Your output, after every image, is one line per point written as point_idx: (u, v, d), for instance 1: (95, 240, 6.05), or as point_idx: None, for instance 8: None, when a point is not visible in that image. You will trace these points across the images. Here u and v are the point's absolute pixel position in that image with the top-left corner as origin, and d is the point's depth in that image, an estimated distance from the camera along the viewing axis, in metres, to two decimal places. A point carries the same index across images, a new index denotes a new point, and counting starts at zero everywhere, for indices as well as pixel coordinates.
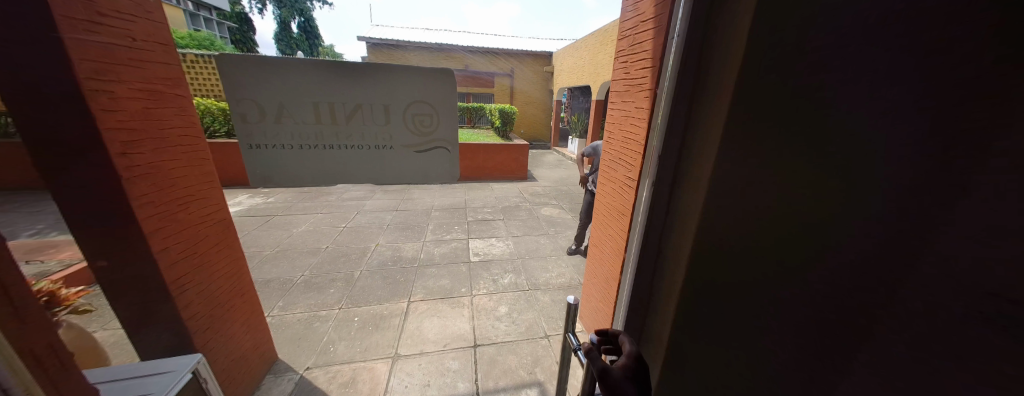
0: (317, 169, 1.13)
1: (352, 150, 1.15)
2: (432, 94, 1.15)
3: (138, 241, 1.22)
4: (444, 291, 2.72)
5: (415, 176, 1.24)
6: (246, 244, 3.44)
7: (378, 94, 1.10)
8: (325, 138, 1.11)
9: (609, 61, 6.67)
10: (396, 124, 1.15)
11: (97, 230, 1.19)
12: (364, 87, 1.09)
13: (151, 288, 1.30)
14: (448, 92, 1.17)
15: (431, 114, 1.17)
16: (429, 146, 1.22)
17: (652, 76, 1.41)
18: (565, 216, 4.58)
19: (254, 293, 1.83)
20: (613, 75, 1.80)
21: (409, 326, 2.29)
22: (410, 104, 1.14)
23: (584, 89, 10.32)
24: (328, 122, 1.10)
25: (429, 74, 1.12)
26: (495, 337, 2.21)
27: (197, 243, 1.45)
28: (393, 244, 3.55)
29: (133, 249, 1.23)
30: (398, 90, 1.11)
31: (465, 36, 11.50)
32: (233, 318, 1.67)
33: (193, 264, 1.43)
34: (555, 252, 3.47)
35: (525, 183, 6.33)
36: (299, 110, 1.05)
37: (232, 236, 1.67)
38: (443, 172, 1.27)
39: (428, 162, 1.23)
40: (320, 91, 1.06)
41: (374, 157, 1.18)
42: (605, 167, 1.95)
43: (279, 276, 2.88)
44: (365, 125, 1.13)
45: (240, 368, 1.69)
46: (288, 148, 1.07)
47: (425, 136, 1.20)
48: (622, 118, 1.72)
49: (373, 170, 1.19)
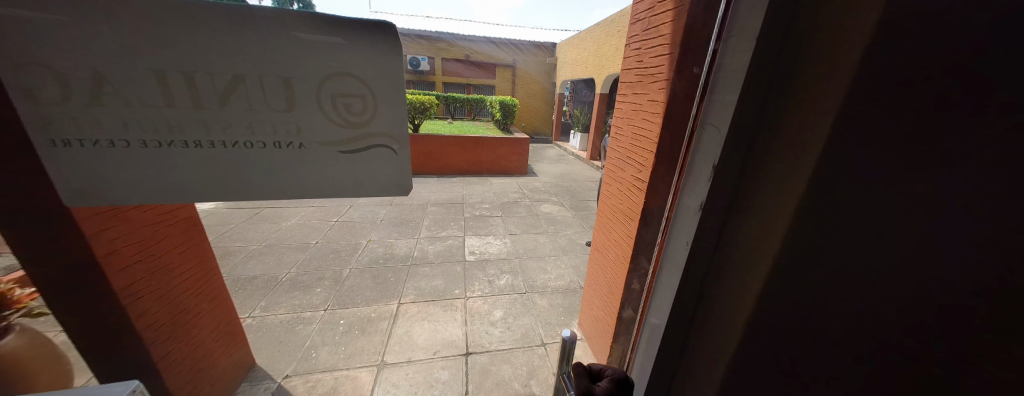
0: (196, 174, 0.81)
1: (243, 148, 0.80)
2: (349, 66, 0.78)
3: (79, 245, 1.06)
4: (437, 292, 2.58)
5: (337, 182, 0.89)
6: (232, 238, 3.29)
7: (261, 65, 0.74)
8: (192, 132, 0.77)
9: (614, 51, 6.44)
10: (309, 113, 0.80)
11: (27, 234, 1.01)
12: (255, 58, 0.74)
13: (95, 297, 1.13)
14: (389, 69, 0.80)
15: (351, 95, 0.80)
16: (362, 144, 0.87)
17: (669, 65, 1.25)
18: (566, 213, 4.42)
19: (226, 296, 1.68)
20: (624, 64, 1.61)
21: (398, 331, 2.16)
22: (315, 82, 0.78)
23: (586, 83, 10.07)
24: (203, 109, 0.75)
25: (359, 44, 0.77)
26: (489, 344, 2.07)
27: (154, 244, 1.29)
28: (386, 240, 3.41)
29: (74, 254, 1.07)
30: (292, 60, 0.75)
31: (467, 25, 11.17)
32: (201, 325, 1.52)
33: (149, 267, 1.27)
34: (554, 252, 3.32)
35: (525, 178, 6.17)
36: (159, 89, 0.73)
37: (200, 234, 1.52)
38: (384, 180, 0.92)
39: (361, 166, 0.89)
40: (168, 60, 0.71)
41: (281, 159, 0.83)
42: (611, 166, 1.78)
43: (264, 273, 2.73)
44: (262, 113, 0.78)
45: (208, 379, 1.55)
46: (146, 145, 0.76)
47: (355, 130, 0.84)
48: (631, 113, 1.56)
49: (279, 177, 0.85)
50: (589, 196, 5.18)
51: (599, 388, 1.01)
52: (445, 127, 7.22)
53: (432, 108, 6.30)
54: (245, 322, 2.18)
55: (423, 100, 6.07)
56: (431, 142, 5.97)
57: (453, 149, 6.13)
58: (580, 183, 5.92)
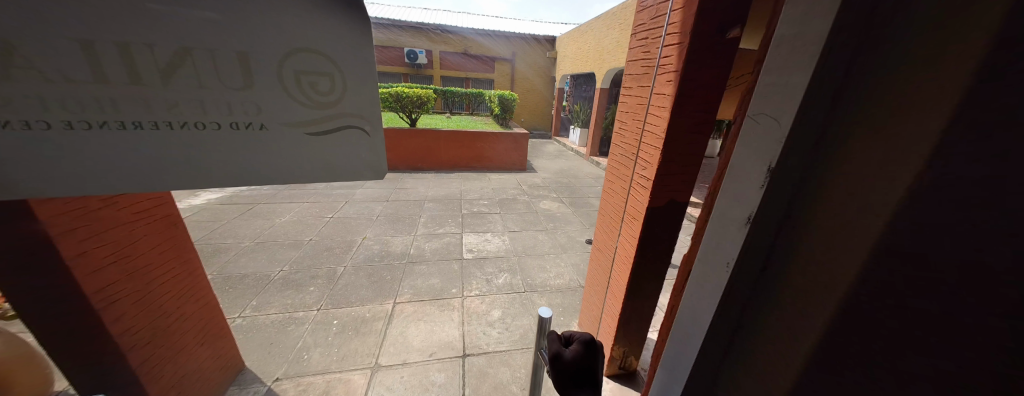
0: (121, 165, 0.66)
1: (184, 132, 0.66)
2: (328, 37, 0.68)
3: (41, 247, 0.97)
4: (434, 291, 2.52)
5: (317, 171, 0.79)
6: (223, 234, 3.20)
7: (218, 31, 0.62)
8: (126, 111, 0.62)
9: (615, 45, 6.32)
10: (265, 90, 0.67)
11: None
12: (194, 19, 0.60)
13: (62, 303, 1.05)
14: (362, 41, 0.70)
15: (330, 72, 0.71)
16: (332, 127, 0.76)
17: (679, 57, 1.17)
18: (565, 210, 4.35)
19: (211, 296, 1.60)
20: (630, 55, 1.53)
21: (392, 332, 2.09)
22: (288, 54, 0.67)
23: (586, 77, 9.94)
24: (126, 83, 0.61)
25: (330, 11, 0.66)
26: (487, 346, 2.02)
27: (130, 243, 1.21)
28: (382, 237, 3.33)
29: (35, 256, 0.98)
30: (259, 26, 0.64)
31: (465, 17, 10.95)
32: (182, 328, 1.44)
33: (125, 269, 1.19)
34: (554, 250, 3.26)
35: (524, 174, 6.09)
36: (64, 56, 0.58)
37: (182, 233, 1.44)
38: (364, 169, 0.84)
39: (331, 153, 0.78)
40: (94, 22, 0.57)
41: (233, 145, 0.70)
42: (615, 162, 1.70)
43: (256, 271, 2.65)
44: (207, 90, 0.65)
45: (191, 384, 1.48)
46: (52, 128, 0.60)
47: (322, 112, 0.73)
48: (636, 107, 1.48)
49: (233, 166, 0.72)
50: (589, 192, 5.11)
51: (572, 352, 1.25)
52: (443, 121, 7.10)
53: (430, 102, 6.17)
54: (234, 322, 2.11)
55: (420, 94, 5.94)
56: (429, 137, 5.86)
57: (451, 144, 6.03)
58: (579, 179, 5.85)
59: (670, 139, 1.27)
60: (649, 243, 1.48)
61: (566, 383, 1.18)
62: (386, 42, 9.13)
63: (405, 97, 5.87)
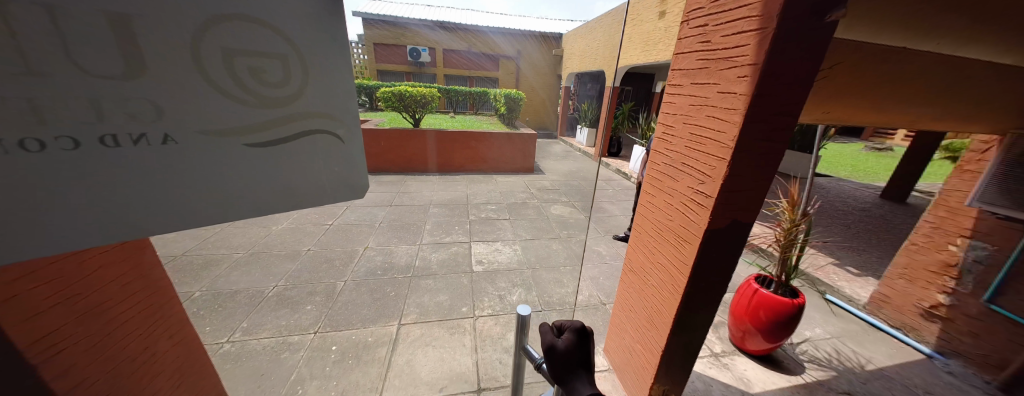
0: None
1: (65, 154, 0.48)
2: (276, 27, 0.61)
3: None
4: (442, 311, 2.29)
5: (274, 187, 0.68)
6: (216, 244, 2.98)
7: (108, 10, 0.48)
8: None
9: (627, 41, 6.05)
10: (188, 85, 0.55)
11: None
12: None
13: None
14: (325, 33, 0.67)
15: (283, 67, 0.63)
16: (292, 130, 0.67)
17: (758, 46, 0.93)
18: (578, 215, 4.10)
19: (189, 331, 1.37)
20: (679, 47, 1.29)
21: (397, 361, 1.87)
22: (223, 45, 0.57)
23: (594, 75, 9.67)
24: None
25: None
26: (504, 378, 1.78)
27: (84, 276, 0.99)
28: (385, 247, 3.10)
29: None
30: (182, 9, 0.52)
31: (469, 14, 10.68)
32: (160, 370, 1.22)
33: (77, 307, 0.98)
34: (570, 261, 3.02)
35: (532, 176, 5.86)
36: None
37: (152, 259, 1.21)
38: (332, 178, 0.77)
39: (294, 165, 0.70)
40: None
41: (142, 171, 0.54)
42: (655, 173, 1.46)
43: (249, 287, 2.44)
44: (95, 87, 0.48)
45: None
46: None
47: (275, 111, 0.64)
48: (688, 109, 1.23)
49: (156, 198, 0.56)
50: (601, 196, 4.86)
51: (562, 340, 1.15)
52: (447, 121, 6.87)
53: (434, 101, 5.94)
54: (222, 348, 1.89)
55: (424, 93, 5.71)
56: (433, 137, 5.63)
57: (455, 145, 5.81)
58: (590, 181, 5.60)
59: (742, 149, 1.02)
60: (703, 272, 1.24)
61: (560, 376, 1.08)
62: (387, 39, 8.88)
63: (409, 96, 5.64)
